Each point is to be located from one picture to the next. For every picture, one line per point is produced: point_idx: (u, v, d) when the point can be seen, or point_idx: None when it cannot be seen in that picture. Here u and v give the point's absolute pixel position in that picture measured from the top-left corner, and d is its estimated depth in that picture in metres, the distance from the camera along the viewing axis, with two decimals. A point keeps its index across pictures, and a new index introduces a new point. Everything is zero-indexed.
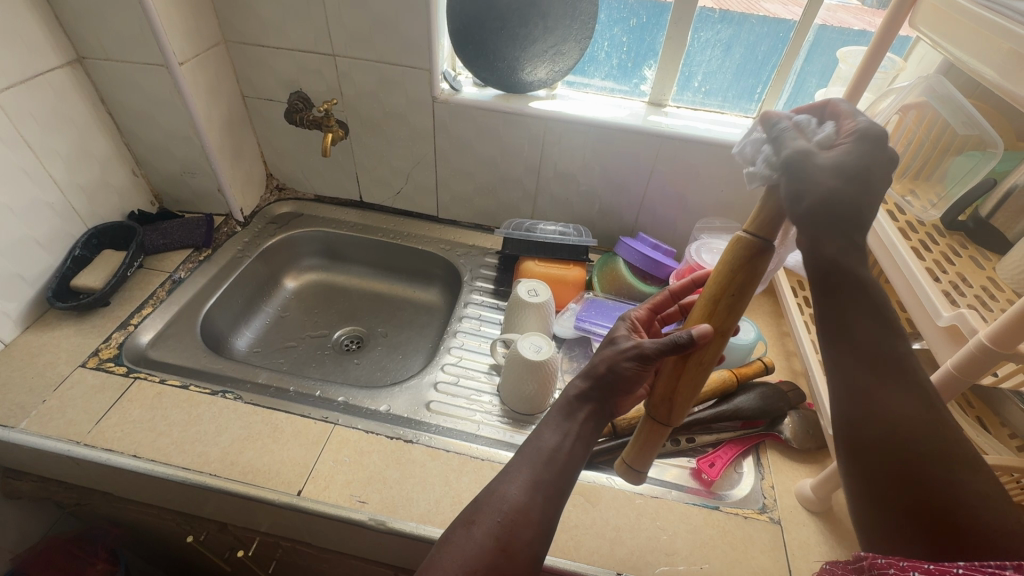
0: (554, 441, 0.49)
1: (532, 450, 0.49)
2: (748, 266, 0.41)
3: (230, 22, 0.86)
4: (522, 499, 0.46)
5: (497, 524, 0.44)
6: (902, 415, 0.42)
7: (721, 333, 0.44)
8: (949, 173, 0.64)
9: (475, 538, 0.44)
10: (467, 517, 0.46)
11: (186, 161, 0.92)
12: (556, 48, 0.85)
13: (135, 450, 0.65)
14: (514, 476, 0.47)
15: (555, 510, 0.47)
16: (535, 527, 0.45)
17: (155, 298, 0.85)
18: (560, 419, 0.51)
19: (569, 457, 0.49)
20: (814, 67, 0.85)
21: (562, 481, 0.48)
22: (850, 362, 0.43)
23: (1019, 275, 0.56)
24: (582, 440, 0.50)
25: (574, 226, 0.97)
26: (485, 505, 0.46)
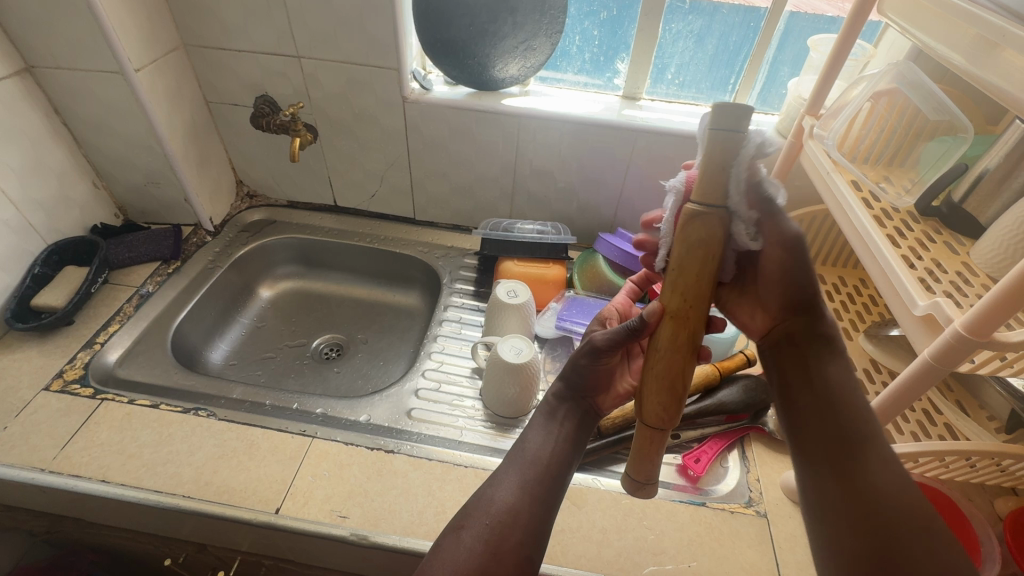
0: (538, 443, 0.52)
1: (520, 454, 0.52)
2: (682, 237, 0.41)
3: (188, 26, 0.83)
4: (511, 502, 0.48)
5: (484, 527, 0.46)
6: (880, 490, 0.43)
7: (674, 318, 0.44)
8: (922, 158, 0.65)
9: (464, 543, 0.45)
10: (456, 523, 0.47)
11: (150, 171, 0.89)
12: (526, 43, 0.83)
13: (105, 475, 0.62)
14: (502, 480, 0.50)
15: (547, 512, 0.49)
16: (524, 528, 0.46)
17: (122, 314, 0.82)
18: (545, 424, 0.54)
19: (557, 455, 0.52)
20: (787, 56, 0.84)
21: (549, 481, 0.50)
22: (818, 436, 0.47)
23: (996, 260, 0.56)
24: (568, 441, 0.53)
25: (553, 224, 0.96)
26: (474, 510, 0.48)
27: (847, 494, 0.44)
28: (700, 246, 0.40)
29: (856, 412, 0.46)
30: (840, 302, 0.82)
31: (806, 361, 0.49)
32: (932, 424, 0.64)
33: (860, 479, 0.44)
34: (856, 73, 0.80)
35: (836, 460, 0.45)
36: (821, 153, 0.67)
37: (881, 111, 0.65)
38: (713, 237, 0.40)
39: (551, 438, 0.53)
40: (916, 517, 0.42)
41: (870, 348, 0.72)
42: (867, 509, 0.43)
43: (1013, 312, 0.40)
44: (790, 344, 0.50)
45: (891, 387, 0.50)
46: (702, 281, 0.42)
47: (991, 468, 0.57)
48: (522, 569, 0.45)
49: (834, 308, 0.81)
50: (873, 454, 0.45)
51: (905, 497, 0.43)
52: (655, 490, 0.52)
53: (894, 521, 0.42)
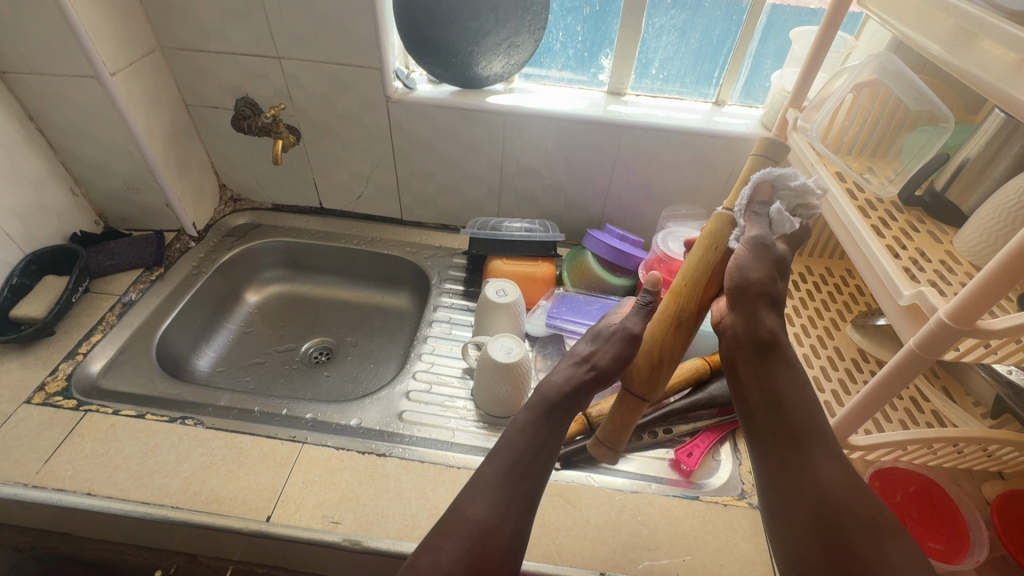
0: (526, 449, 0.54)
1: (506, 467, 0.52)
2: (711, 227, 0.54)
3: (165, 28, 0.81)
4: (492, 520, 0.49)
5: (464, 551, 0.48)
6: (825, 483, 0.49)
7: (672, 290, 0.55)
8: (905, 149, 0.65)
9: (442, 567, 0.47)
10: (434, 540, 0.49)
11: (129, 176, 0.87)
12: (510, 40, 0.83)
13: (90, 488, 0.61)
14: (484, 497, 0.51)
15: (528, 523, 0.51)
16: (506, 544, 0.49)
17: (105, 323, 0.81)
18: (537, 430, 0.55)
19: (542, 468, 0.53)
20: (769, 49, 0.84)
21: (532, 497, 0.52)
22: (769, 435, 0.52)
23: (979, 248, 0.57)
24: (558, 443, 0.55)
25: (541, 222, 0.95)
26: (454, 528, 0.49)
27: (796, 488, 0.50)
28: (710, 233, 0.54)
29: (798, 410, 0.52)
30: (827, 292, 0.83)
31: (757, 362, 0.53)
32: (919, 412, 0.64)
33: (809, 473, 0.50)
34: (837, 65, 0.80)
35: (787, 456, 0.51)
36: (806, 146, 0.68)
37: (863, 102, 0.66)
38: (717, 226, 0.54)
39: (539, 450, 0.54)
40: (862, 509, 0.48)
41: (858, 338, 0.72)
42: (814, 502, 0.49)
43: (996, 303, 0.40)
44: (739, 343, 0.53)
45: (853, 401, 0.54)
46: (705, 267, 0.53)
47: (977, 452, 0.58)
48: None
49: (822, 299, 0.81)
50: (816, 448, 0.51)
51: (848, 488, 0.49)
52: (620, 454, 0.60)
53: (839, 512, 0.48)
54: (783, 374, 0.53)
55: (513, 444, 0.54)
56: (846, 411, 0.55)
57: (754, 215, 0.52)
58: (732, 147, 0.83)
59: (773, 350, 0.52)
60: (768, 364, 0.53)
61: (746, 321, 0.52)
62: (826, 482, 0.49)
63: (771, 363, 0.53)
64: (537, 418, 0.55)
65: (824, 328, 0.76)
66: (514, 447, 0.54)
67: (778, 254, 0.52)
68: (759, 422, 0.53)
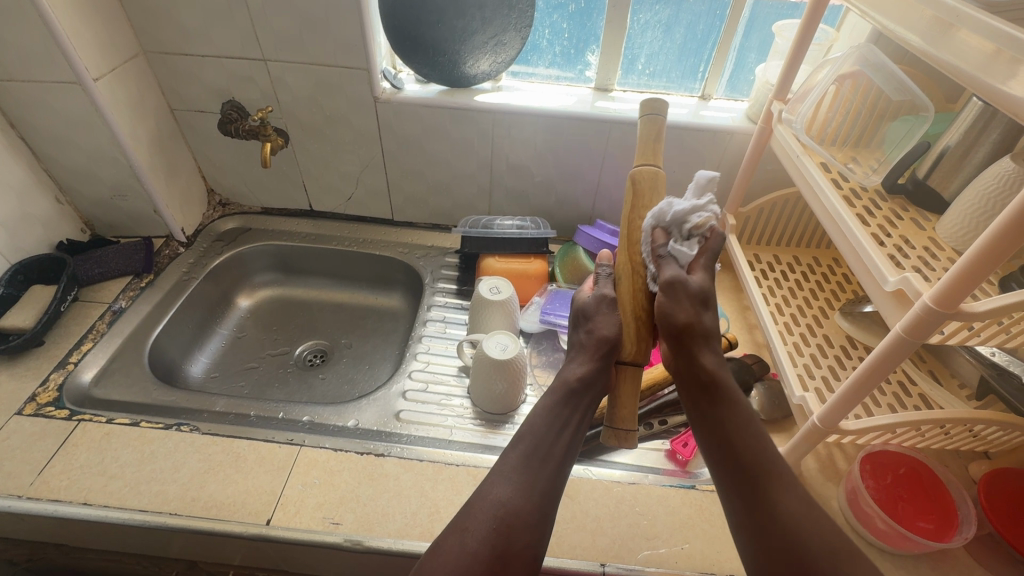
0: (548, 434, 0.58)
1: (530, 452, 0.57)
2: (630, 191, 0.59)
3: (147, 31, 0.80)
4: (515, 503, 0.53)
5: (491, 531, 0.51)
6: (788, 521, 0.49)
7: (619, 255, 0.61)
8: (886, 139, 0.67)
9: (469, 546, 0.50)
10: (460, 522, 0.52)
11: (115, 183, 0.87)
12: (496, 38, 0.83)
13: (87, 498, 0.61)
14: (509, 480, 0.55)
15: (548, 511, 0.54)
16: (529, 527, 0.52)
17: (95, 332, 0.80)
18: (558, 417, 0.60)
19: (563, 453, 0.58)
20: (752, 43, 0.85)
21: (554, 480, 0.56)
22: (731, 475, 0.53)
23: (960, 234, 0.58)
24: (576, 432, 0.60)
25: (532, 218, 0.95)
26: (478, 511, 0.52)
27: (761, 528, 0.50)
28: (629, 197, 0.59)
29: (752, 448, 0.53)
30: (815, 281, 0.84)
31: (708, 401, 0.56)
32: (907, 395, 0.66)
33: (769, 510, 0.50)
34: (819, 57, 0.81)
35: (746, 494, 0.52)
36: (791, 137, 0.70)
37: (846, 93, 0.67)
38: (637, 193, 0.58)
39: (560, 435, 0.59)
40: (828, 547, 0.47)
41: (846, 326, 0.74)
42: (780, 542, 0.49)
43: (979, 283, 0.41)
44: (689, 385, 0.57)
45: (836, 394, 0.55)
46: (630, 225, 0.58)
47: (963, 433, 0.59)
48: (527, 564, 0.51)
49: (810, 288, 0.83)
50: (776, 488, 0.51)
51: (809, 525, 0.49)
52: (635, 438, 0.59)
53: (806, 550, 0.47)
54: (734, 412, 0.55)
55: (533, 430, 0.59)
56: (835, 399, 0.55)
57: (660, 259, 0.56)
58: (719, 141, 0.84)
59: (719, 390, 0.56)
60: (717, 403, 0.56)
61: (688, 361, 0.56)
62: (790, 518, 0.49)
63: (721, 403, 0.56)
64: (559, 406, 0.60)
65: (813, 317, 0.78)
66: (536, 433, 0.58)
67: (694, 287, 0.55)
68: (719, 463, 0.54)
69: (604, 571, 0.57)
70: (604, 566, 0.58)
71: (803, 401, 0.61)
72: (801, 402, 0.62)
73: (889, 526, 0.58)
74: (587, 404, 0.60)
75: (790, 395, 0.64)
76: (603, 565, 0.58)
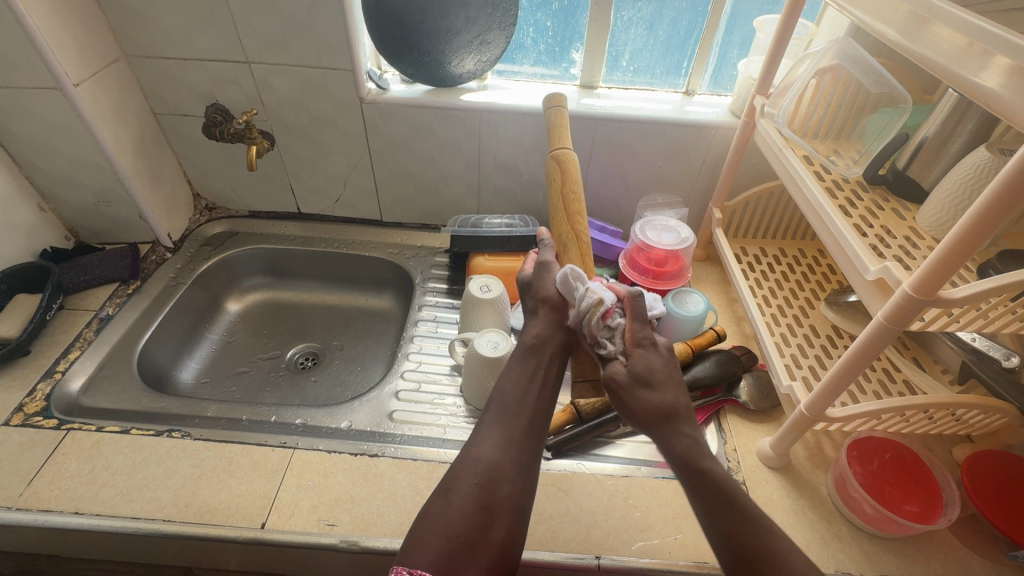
0: (518, 390, 0.59)
1: (500, 410, 0.57)
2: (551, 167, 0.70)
3: (127, 35, 0.79)
4: (494, 457, 0.54)
5: (474, 487, 0.52)
6: None
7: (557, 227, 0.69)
8: (868, 131, 0.69)
9: (454, 504, 0.51)
10: (445, 485, 0.52)
11: (99, 189, 0.86)
12: (480, 38, 0.83)
13: (78, 507, 0.60)
14: (485, 437, 0.55)
15: (527, 459, 0.55)
16: (509, 476, 0.53)
17: (82, 340, 0.79)
18: (526, 372, 0.60)
19: (534, 406, 0.59)
20: (735, 39, 0.86)
21: (530, 432, 0.57)
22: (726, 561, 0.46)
23: (940, 223, 0.59)
24: (548, 384, 0.61)
25: (520, 216, 0.95)
26: (461, 471, 0.53)
27: None
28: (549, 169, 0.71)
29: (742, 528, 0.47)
30: (801, 273, 0.85)
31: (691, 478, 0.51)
32: (892, 382, 0.67)
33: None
34: (800, 52, 0.82)
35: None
36: (774, 131, 0.71)
37: (826, 87, 0.68)
38: (563, 169, 0.69)
39: (530, 388, 0.59)
40: None
41: (832, 316, 0.76)
42: None
43: (956, 270, 0.42)
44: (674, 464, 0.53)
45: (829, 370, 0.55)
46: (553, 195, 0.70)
47: (947, 418, 0.61)
48: (512, 513, 0.52)
49: (796, 279, 0.84)
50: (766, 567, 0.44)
51: None
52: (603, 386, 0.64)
53: None
54: (715, 483, 0.49)
55: (503, 389, 0.59)
56: (822, 386, 0.56)
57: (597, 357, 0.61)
58: (704, 136, 0.85)
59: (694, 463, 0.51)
60: (698, 477, 0.51)
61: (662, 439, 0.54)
62: None
63: (702, 475, 0.50)
64: (526, 363, 0.61)
65: (800, 308, 0.79)
66: (506, 391, 0.59)
67: (627, 374, 0.56)
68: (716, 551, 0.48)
69: (599, 563, 0.58)
70: (599, 559, 0.58)
71: (791, 390, 0.62)
72: (788, 391, 0.63)
73: (876, 509, 0.59)
74: (550, 358, 0.62)
75: (778, 384, 0.65)
76: (598, 557, 0.59)
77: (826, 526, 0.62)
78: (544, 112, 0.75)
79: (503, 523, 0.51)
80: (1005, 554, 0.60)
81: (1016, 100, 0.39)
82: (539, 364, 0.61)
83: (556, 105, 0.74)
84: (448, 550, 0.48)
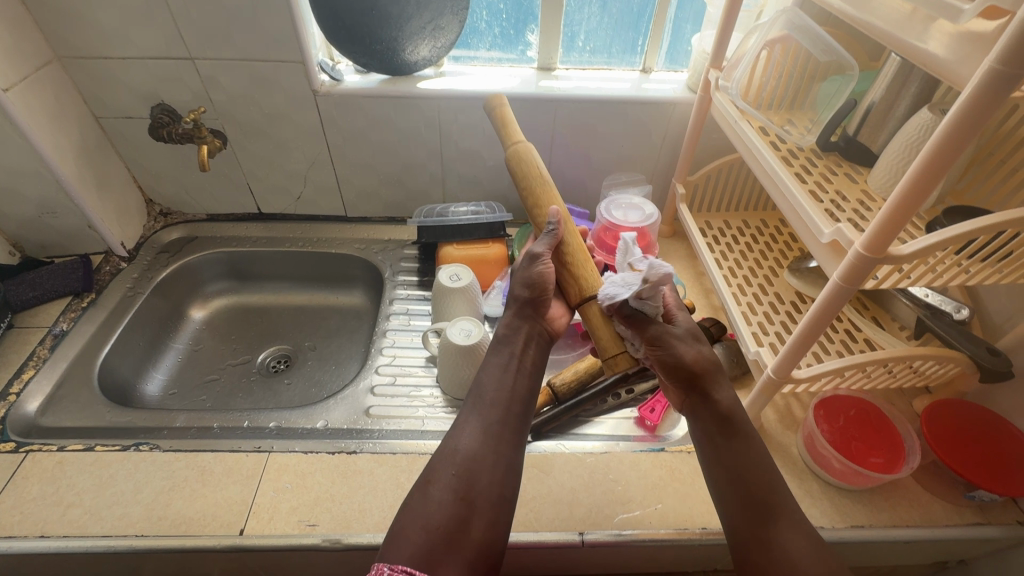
0: (494, 383, 0.58)
1: (479, 400, 0.57)
2: (518, 159, 0.67)
3: (58, 35, 0.75)
4: (472, 448, 0.53)
5: (451, 478, 0.51)
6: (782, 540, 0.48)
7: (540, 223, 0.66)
8: (818, 99, 0.71)
9: (433, 496, 0.50)
10: (424, 478, 0.52)
11: (41, 200, 0.82)
12: (433, 22, 0.81)
13: (44, 530, 0.58)
14: (464, 430, 0.55)
15: (506, 447, 0.55)
16: (488, 469, 0.53)
17: (36, 358, 0.76)
18: (501, 364, 0.60)
19: (510, 396, 0.58)
20: (687, 14, 0.87)
21: (508, 422, 0.56)
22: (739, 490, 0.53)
23: (889, 184, 0.61)
24: (523, 375, 0.60)
25: (486, 202, 0.95)
26: (440, 463, 0.53)
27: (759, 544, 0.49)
28: (517, 163, 0.67)
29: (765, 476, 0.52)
30: (764, 243, 0.87)
31: (727, 428, 0.56)
32: (854, 342, 0.69)
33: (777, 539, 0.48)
34: (750, 23, 0.84)
35: (757, 513, 0.51)
36: (728, 104, 0.72)
37: (777, 58, 0.69)
38: (514, 167, 0.67)
39: (506, 379, 0.59)
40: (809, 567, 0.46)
41: (795, 282, 0.78)
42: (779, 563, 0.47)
43: (903, 225, 0.43)
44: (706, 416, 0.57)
45: (793, 337, 0.56)
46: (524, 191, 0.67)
47: (906, 371, 0.63)
48: (490, 503, 0.51)
49: (760, 249, 0.86)
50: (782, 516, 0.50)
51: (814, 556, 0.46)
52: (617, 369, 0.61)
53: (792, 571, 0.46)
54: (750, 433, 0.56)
55: (481, 382, 0.59)
56: (786, 348, 0.58)
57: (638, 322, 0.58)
58: (663, 112, 0.86)
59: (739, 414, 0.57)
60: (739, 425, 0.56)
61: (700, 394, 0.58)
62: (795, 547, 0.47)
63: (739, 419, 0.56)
64: (499, 355, 0.61)
65: (764, 276, 0.80)
66: (483, 382, 0.59)
67: (680, 330, 0.59)
68: (731, 484, 0.53)
69: (583, 539, 0.59)
70: (583, 534, 0.59)
71: (758, 355, 0.64)
72: (756, 357, 0.64)
73: (844, 464, 0.61)
74: (522, 347, 0.62)
75: (746, 351, 0.66)
76: (582, 533, 0.59)
77: (798, 483, 0.64)
78: (488, 113, 0.72)
79: (483, 516, 0.50)
80: (963, 496, 0.63)
81: (956, 59, 0.41)
82: (512, 355, 0.61)
83: (496, 105, 0.72)
84: (425, 542, 0.47)
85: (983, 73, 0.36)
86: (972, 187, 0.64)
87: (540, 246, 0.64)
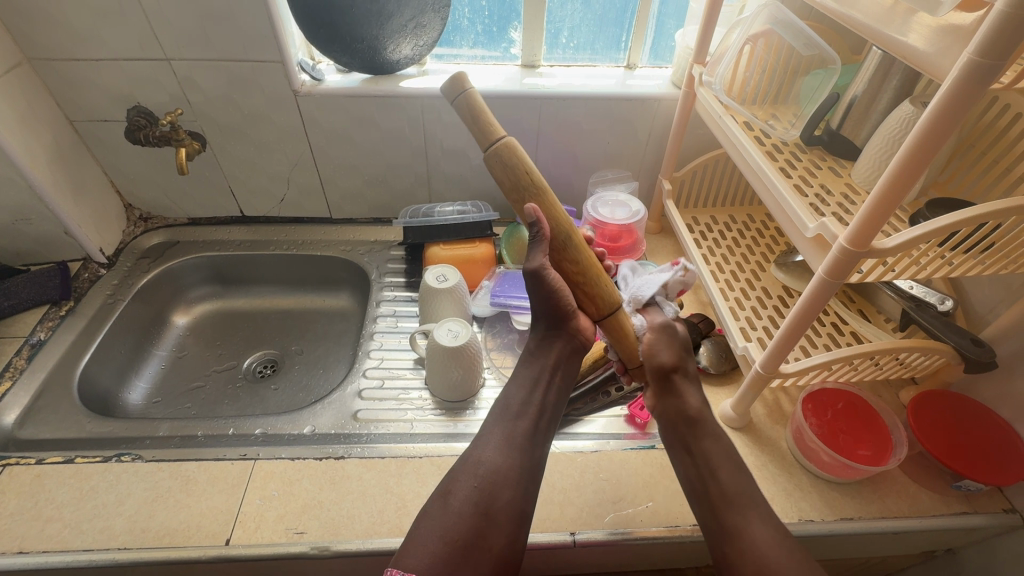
0: (521, 397, 0.62)
1: (505, 412, 0.61)
2: (494, 160, 0.55)
3: (27, 36, 0.73)
4: (495, 462, 0.57)
5: (473, 490, 0.55)
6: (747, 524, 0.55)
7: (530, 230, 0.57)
8: (802, 94, 0.69)
9: (452, 507, 0.53)
10: (445, 489, 0.55)
11: (15, 207, 0.79)
12: (415, 20, 0.80)
13: (22, 546, 0.57)
14: (489, 441, 0.59)
15: (530, 458, 0.59)
16: (508, 486, 0.56)
17: (13, 369, 0.74)
18: (530, 376, 0.63)
19: (537, 410, 0.61)
20: (670, 9, 0.87)
21: (534, 434, 0.60)
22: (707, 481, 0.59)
23: (872, 177, 0.62)
24: (552, 387, 0.63)
25: (473, 202, 0.94)
26: (461, 475, 0.56)
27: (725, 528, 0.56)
28: (498, 165, 0.55)
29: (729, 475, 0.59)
30: (750, 238, 0.87)
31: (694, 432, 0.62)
32: (840, 334, 0.70)
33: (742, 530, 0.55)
34: (733, 18, 0.84)
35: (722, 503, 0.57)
36: (713, 100, 0.73)
37: (760, 54, 0.68)
38: (501, 169, 0.55)
39: (535, 391, 0.62)
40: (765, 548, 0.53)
41: (782, 277, 0.78)
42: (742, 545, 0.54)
43: (886, 219, 0.43)
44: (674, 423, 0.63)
45: (779, 332, 0.56)
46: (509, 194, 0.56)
47: (892, 362, 0.64)
48: (512, 516, 0.54)
49: (746, 244, 0.86)
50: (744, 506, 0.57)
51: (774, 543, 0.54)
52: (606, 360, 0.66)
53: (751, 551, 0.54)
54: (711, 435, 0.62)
55: (509, 393, 0.63)
56: (774, 343, 0.58)
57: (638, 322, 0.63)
58: (648, 108, 0.86)
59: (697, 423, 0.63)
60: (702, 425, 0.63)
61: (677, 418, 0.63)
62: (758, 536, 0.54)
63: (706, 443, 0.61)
64: (529, 367, 0.64)
65: (752, 271, 0.81)
66: (510, 395, 0.62)
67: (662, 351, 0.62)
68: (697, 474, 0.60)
69: (575, 539, 0.59)
70: (574, 535, 0.59)
71: (746, 350, 0.64)
72: (744, 352, 0.64)
73: (833, 458, 0.62)
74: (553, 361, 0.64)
75: (734, 346, 0.66)
76: (574, 534, 0.59)
77: (788, 477, 0.65)
78: (449, 96, 0.55)
79: (503, 530, 0.53)
80: (949, 484, 0.64)
81: (933, 52, 0.41)
82: (542, 367, 0.64)
83: (460, 88, 0.54)
84: (445, 553, 0.50)
85: (963, 66, 0.36)
86: (955, 178, 0.65)
87: (540, 259, 0.57)
